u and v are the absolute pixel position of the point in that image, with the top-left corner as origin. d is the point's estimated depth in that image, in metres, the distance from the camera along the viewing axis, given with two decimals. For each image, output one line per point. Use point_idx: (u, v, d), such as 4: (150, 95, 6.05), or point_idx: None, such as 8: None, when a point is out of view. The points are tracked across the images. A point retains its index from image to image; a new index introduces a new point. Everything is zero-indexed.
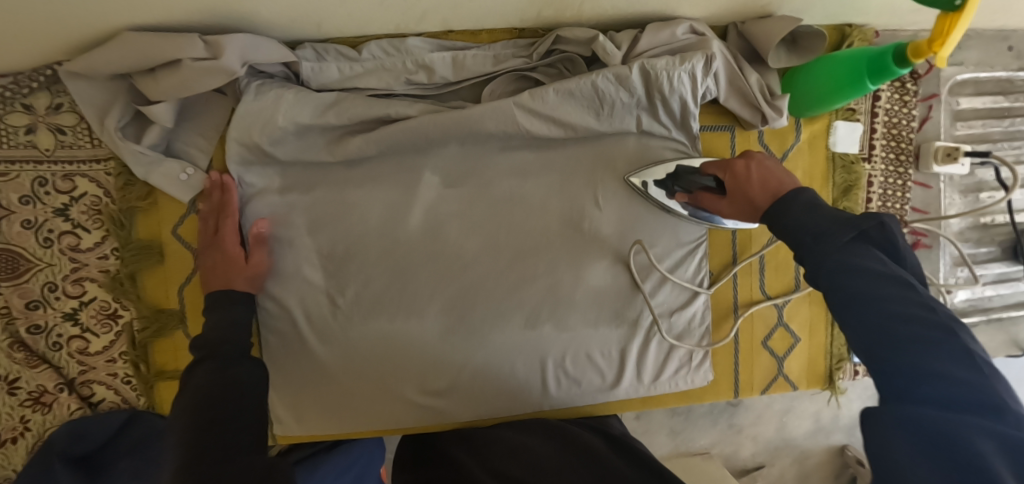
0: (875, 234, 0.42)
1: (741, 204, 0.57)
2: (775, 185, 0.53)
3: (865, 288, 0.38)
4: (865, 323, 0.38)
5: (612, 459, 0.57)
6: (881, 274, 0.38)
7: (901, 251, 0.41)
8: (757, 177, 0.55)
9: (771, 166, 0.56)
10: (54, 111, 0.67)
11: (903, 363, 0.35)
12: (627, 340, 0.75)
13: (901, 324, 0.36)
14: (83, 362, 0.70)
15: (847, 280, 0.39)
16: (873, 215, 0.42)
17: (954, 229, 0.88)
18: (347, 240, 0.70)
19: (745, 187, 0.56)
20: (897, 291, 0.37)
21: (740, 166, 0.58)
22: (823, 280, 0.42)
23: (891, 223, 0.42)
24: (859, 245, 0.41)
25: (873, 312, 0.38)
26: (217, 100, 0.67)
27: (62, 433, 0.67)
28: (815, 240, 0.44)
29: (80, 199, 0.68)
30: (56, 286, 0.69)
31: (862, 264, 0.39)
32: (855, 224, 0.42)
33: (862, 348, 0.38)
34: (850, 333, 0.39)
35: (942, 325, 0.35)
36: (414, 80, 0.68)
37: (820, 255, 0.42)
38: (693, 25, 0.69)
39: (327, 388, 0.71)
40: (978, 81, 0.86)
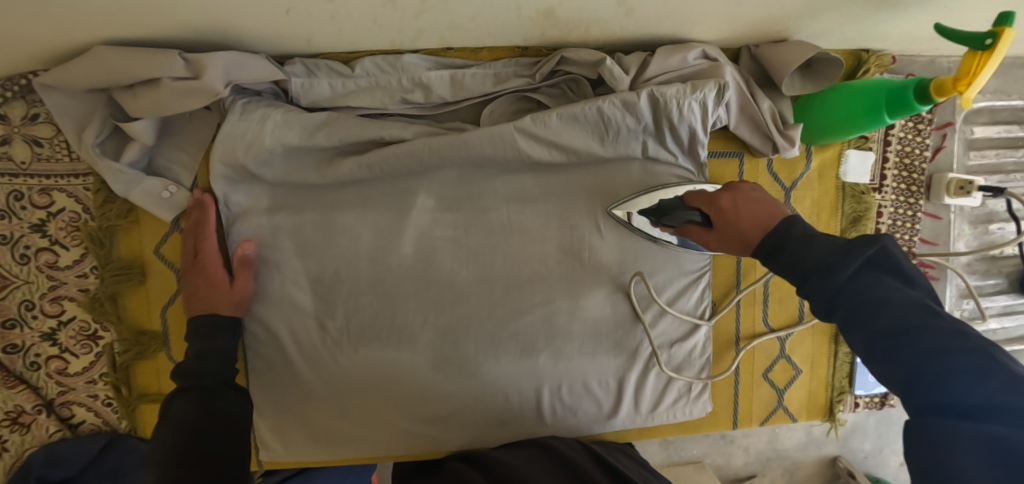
0: (881, 259, 0.39)
1: (731, 240, 0.51)
2: (766, 216, 0.48)
3: (892, 321, 0.36)
4: (900, 358, 0.35)
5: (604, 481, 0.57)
6: (907, 303, 0.36)
7: (909, 271, 0.39)
8: (746, 211, 0.50)
9: (758, 196, 0.51)
10: (30, 122, 0.63)
11: (955, 399, 0.32)
12: (625, 371, 0.74)
13: (944, 357, 0.34)
14: (61, 383, 0.68)
15: (874, 316, 0.37)
16: (873, 239, 0.39)
17: (961, 261, 0.85)
18: (337, 265, 0.67)
19: (735, 222, 0.50)
20: (929, 321, 0.35)
21: (725, 199, 0.53)
22: (840, 315, 0.39)
23: (891, 245, 0.40)
24: (870, 275, 0.38)
25: (906, 346, 0.35)
26: (203, 116, 0.64)
27: (40, 456, 0.65)
28: (820, 274, 0.40)
29: (58, 215, 0.65)
30: (34, 305, 0.66)
31: (884, 297, 0.37)
32: (859, 252, 0.39)
33: (895, 381, 0.36)
34: (880, 366, 0.37)
35: (985, 351, 0.33)
36: (409, 99, 0.64)
37: (834, 289, 0.39)
38: (706, 50, 0.66)
39: (315, 413, 0.70)
40: (995, 109, 0.83)
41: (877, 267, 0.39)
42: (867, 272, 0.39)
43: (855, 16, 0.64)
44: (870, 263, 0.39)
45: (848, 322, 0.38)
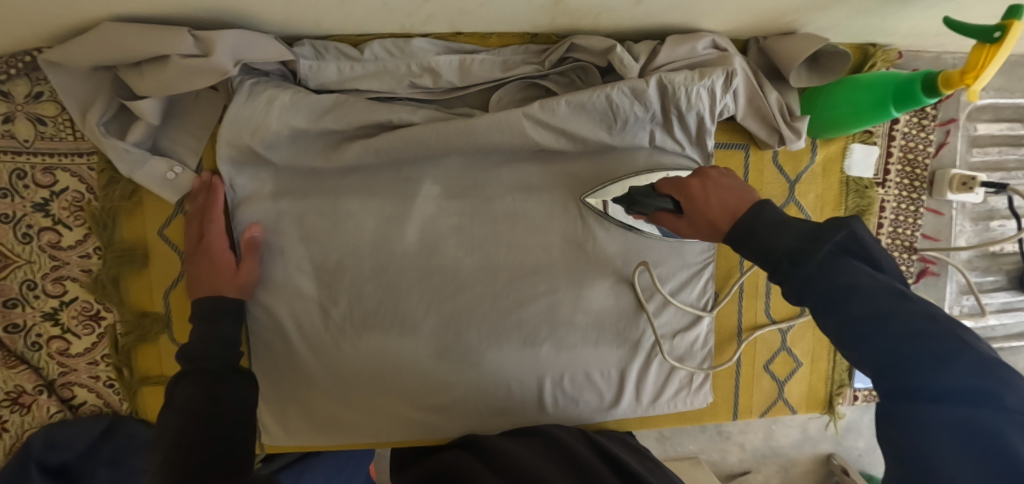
0: (850, 243, 0.39)
1: (702, 227, 0.51)
2: (736, 203, 0.47)
3: (863, 310, 0.36)
4: (871, 346, 0.36)
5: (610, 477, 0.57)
6: (878, 288, 0.36)
7: (876, 255, 0.39)
8: (716, 197, 0.50)
9: (728, 182, 0.50)
10: (34, 100, 0.62)
11: (926, 383, 0.33)
12: (627, 361, 0.74)
13: (912, 342, 0.34)
14: (63, 364, 0.68)
15: (845, 304, 0.37)
16: (842, 224, 0.39)
17: (962, 257, 0.86)
18: (340, 251, 0.67)
19: (704, 208, 0.50)
20: (899, 306, 0.35)
21: (696, 185, 0.52)
22: (813, 302, 0.39)
23: (859, 227, 0.40)
24: (839, 260, 0.39)
25: (877, 333, 0.36)
26: (209, 98, 0.64)
27: (39, 439, 0.65)
28: (791, 262, 0.40)
29: (61, 194, 0.64)
30: (36, 285, 0.65)
31: (854, 284, 0.37)
32: (827, 239, 0.39)
33: (869, 367, 0.37)
34: (853, 353, 0.37)
35: (951, 333, 0.34)
36: (418, 84, 0.64)
37: (804, 277, 0.39)
38: (716, 40, 0.66)
39: (315, 400, 0.70)
40: (998, 107, 0.83)
41: (846, 251, 0.39)
42: (835, 257, 0.39)
43: (865, 9, 0.63)
44: (840, 248, 0.39)
45: (821, 310, 0.39)
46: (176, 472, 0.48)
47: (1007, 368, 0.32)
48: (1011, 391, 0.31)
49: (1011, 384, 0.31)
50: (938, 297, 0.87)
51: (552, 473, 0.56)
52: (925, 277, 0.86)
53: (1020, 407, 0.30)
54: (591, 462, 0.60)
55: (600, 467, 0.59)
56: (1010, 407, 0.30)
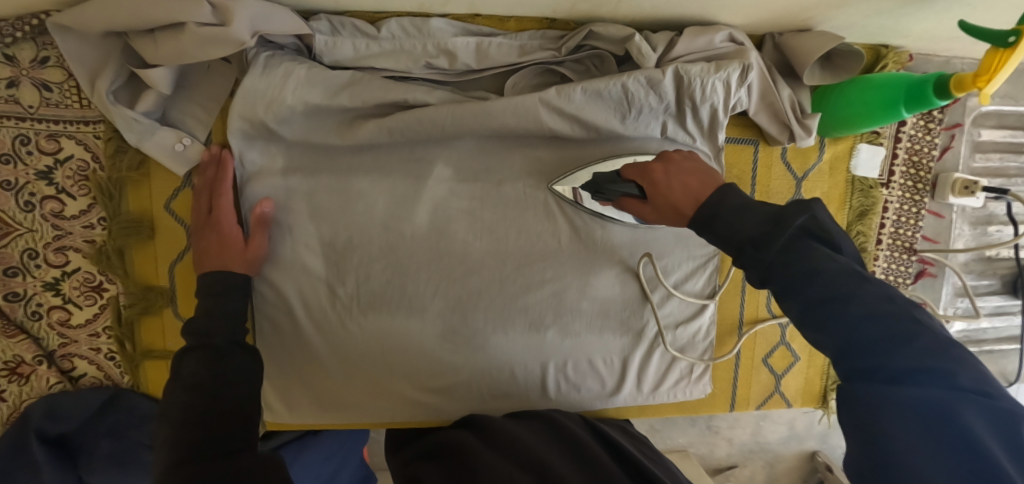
0: (810, 225, 0.40)
1: (666, 211, 0.53)
2: (696, 187, 0.50)
3: (825, 292, 0.37)
4: (832, 327, 0.37)
5: (612, 463, 0.58)
6: (840, 271, 0.37)
7: (834, 235, 0.40)
8: (678, 181, 0.52)
9: (689, 165, 0.53)
10: (39, 65, 0.61)
11: (883, 366, 0.35)
12: (630, 350, 0.75)
13: (872, 324, 0.35)
14: (63, 335, 0.67)
15: (807, 287, 0.38)
16: (805, 207, 0.39)
17: (959, 260, 0.88)
18: (349, 230, 0.66)
19: (667, 193, 0.52)
20: (860, 288, 0.36)
21: (659, 170, 0.54)
22: (775, 285, 0.40)
23: (821, 209, 0.40)
24: (801, 243, 0.39)
25: (838, 314, 0.37)
26: (221, 70, 0.63)
27: (40, 409, 0.64)
28: (754, 247, 0.40)
29: (65, 163, 0.63)
30: (37, 254, 0.64)
31: (816, 266, 0.37)
32: (790, 223, 0.39)
33: (828, 347, 0.38)
34: (813, 333, 0.39)
35: (908, 314, 0.35)
36: (434, 65, 0.63)
37: (767, 262, 0.39)
38: (733, 33, 0.66)
39: (318, 379, 0.70)
40: (1002, 114, 0.84)
41: (805, 233, 0.40)
42: (796, 242, 0.39)
43: (884, 9, 0.64)
44: (803, 231, 0.40)
45: (784, 293, 0.39)
46: (183, 442, 0.47)
47: (957, 346, 0.34)
48: (962, 369, 0.33)
49: (961, 362, 0.33)
50: (933, 298, 0.88)
51: (552, 455, 0.57)
52: (923, 278, 0.87)
53: (971, 384, 0.33)
54: (588, 443, 0.61)
55: (599, 450, 0.60)
56: (962, 385, 0.33)
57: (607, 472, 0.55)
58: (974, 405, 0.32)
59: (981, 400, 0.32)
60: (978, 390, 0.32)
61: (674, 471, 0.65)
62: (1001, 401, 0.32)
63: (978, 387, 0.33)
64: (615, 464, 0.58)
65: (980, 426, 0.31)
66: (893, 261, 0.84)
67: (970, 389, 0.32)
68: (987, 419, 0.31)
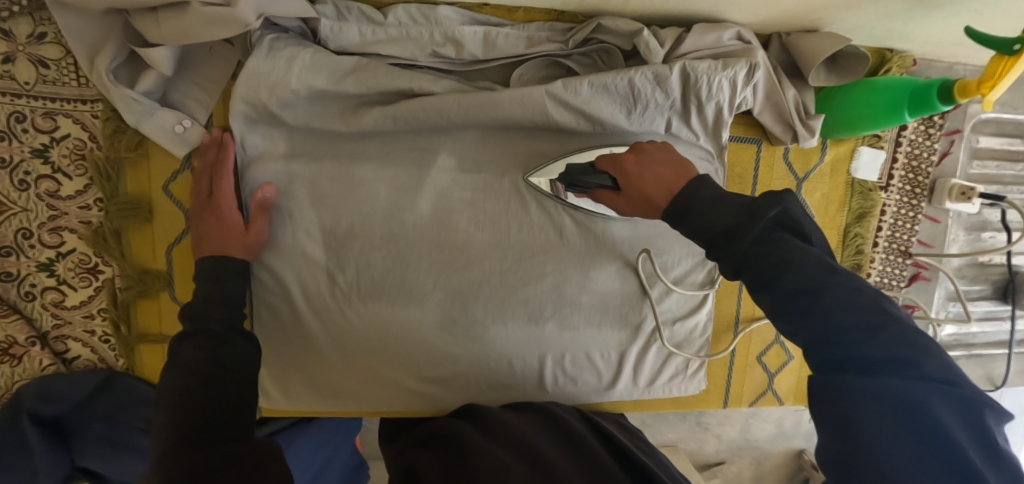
0: (781, 216, 0.41)
1: (638, 203, 0.54)
2: (668, 178, 0.51)
3: (799, 284, 0.38)
4: (805, 318, 0.37)
5: (604, 450, 0.59)
6: (811, 262, 0.38)
7: (805, 228, 0.41)
8: (650, 173, 0.54)
9: (662, 157, 0.55)
10: (36, 41, 0.59)
11: (854, 356, 0.35)
12: (627, 344, 0.75)
13: (843, 315, 0.36)
14: (58, 316, 0.66)
15: (781, 278, 0.38)
16: (776, 200, 0.41)
17: (953, 264, 0.89)
18: (350, 217, 0.66)
19: (640, 184, 0.54)
20: (831, 280, 0.37)
21: (631, 161, 0.56)
22: (750, 277, 0.40)
23: (792, 204, 0.42)
24: (774, 234, 0.41)
25: (811, 305, 0.37)
26: (223, 52, 0.62)
27: (33, 390, 0.64)
28: (727, 238, 0.41)
29: (62, 141, 0.62)
30: (31, 234, 0.63)
31: (790, 258, 0.38)
32: (762, 215, 0.40)
33: (800, 338, 0.39)
34: (786, 324, 0.39)
35: (877, 305, 0.36)
36: (440, 53, 0.63)
37: (740, 253, 0.40)
38: (741, 32, 0.66)
39: (316, 367, 0.69)
40: (1001, 121, 0.85)
41: (778, 224, 0.41)
42: (769, 233, 0.41)
43: (891, 12, 0.64)
44: (775, 223, 0.41)
45: (757, 284, 0.40)
46: (181, 428, 0.46)
47: (923, 336, 0.36)
48: (927, 358, 0.34)
49: (926, 352, 0.35)
50: (926, 301, 0.89)
51: (543, 442, 0.58)
52: (916, 282, 0.88)
53: (935, 372, 0.34)
54: (580, 431, 0.62)
55: (590, 438, 0.61)
56: (927, 374, 0.34)
57: (599, 459, 0.56)
58: (940, 393, 0.33)
59: (944, 389, 0.33)
60: (942, 378, 0.34)
61: (663, 460, 0.67)
62: (962, 388, 0.34)
63: (942, 375, 0.34)
64: (606, 451, 0.59)
65: (945, 414, 0.32)
66: (888, 265, 0.85)
67: (935, 377, 0.34)
68: (952, 407, 0.33)
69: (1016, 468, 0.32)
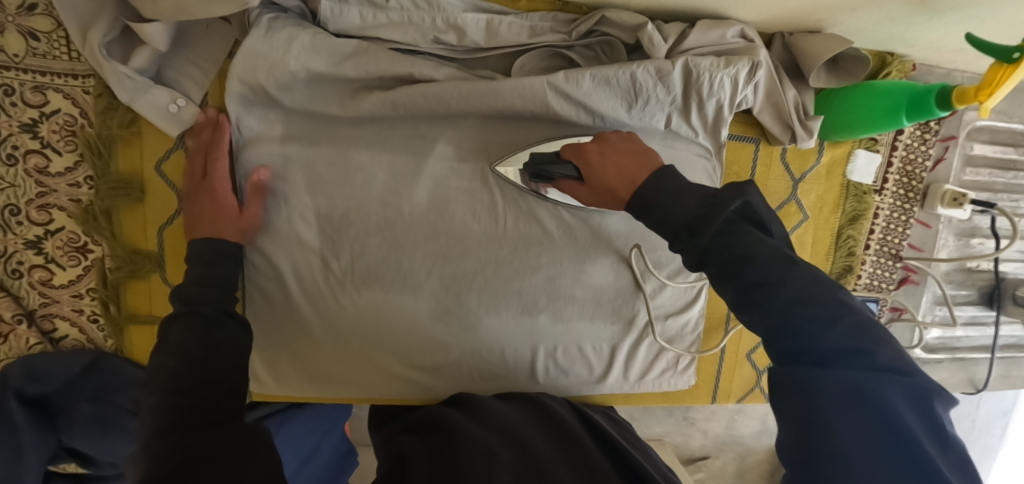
0: (743, 210, 0.43)
1: (601, 193, 0.56)
2: (629, 169, 0.53)
3: (757, 276, 0.40)
4: (766, 308, 0.39)
5: (587, 435, 0.61)
6: (771, 256, 0.40)
7: (765, 219, 0.43)
8: (612, 163, 0.55)
9: (623, 147, 0.56)
10: (26, 12, 0.58)
11: (811, 347, 0.37)
12: (619, 338, 0.76)
13: (800, 307, 0.38)
14: (45, 294, 0.65)
15: (742, 271, 0.40)
16: (740, 195, 0.42)
17: (941, 269, 0.90)
18: (347, 203, 0.65)
19: (603, 175, 0.55)
20: (789, 272, 0.39)
21: (593, 151, 0.58)
22: (712, 269, 0.42)
23: (754, 200, 0.43)
24: (737, 226, 0.42)
25: (771, 296, 0.39)
26: (220, 30, 0.61)
27: (18, 369, 0.63)
28: (689, 233, 0.43)
29: (52, 117, 0.61)
30: (19, 211, 0.62)
31: (751, 252, 0.40)
32: (724, 207, 0.42)
33: (761, 328, 0.41)
34: (749, 315, 0.41)
35: (833, 296, 0.38)
36: (442, 40, 0.62)
37: (702, 247, 0.42)
38: (745, 29, 0.66)
39: (308, 352, 0.69)
40: (996, 129, 0.86)
41: (744, 217, 0.43)
42: (732, 226, 0.42)
43: (894, 16, 0.64)
44: (737, 216, 0.43)
45: (720, 275, 0.42)
46: (171, 409, 0.46)
47: (878, 327, 0.37)
48: (880, 348, 0.36)
49: (880, 342, 0.36)
50: (914, 304, 0.91)
51: (525, 426, 0.60)
52: (905, 285, 0.90)
53: (888, 362, 0.36)
54: (562, 416, 0.64)
55: (572, 423, 0.63)
56: (881, 363, 0.36)
57: (581, 442, 0.58)
58: (891, 381, 0.35)
59: (897, 377, 0.35)
60: (895, 368, 0.36)
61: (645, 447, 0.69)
62: (915, 377, 0.35)
63: (895, 364, 0.36)
64: (588, 436, 0.61)
65: (896, 400, 0.34)
66: (879, 267, 0.86)
67: (888, 366, 0.35)
68: (904, 393, 0.35)
69: (965, 452, 0.34)
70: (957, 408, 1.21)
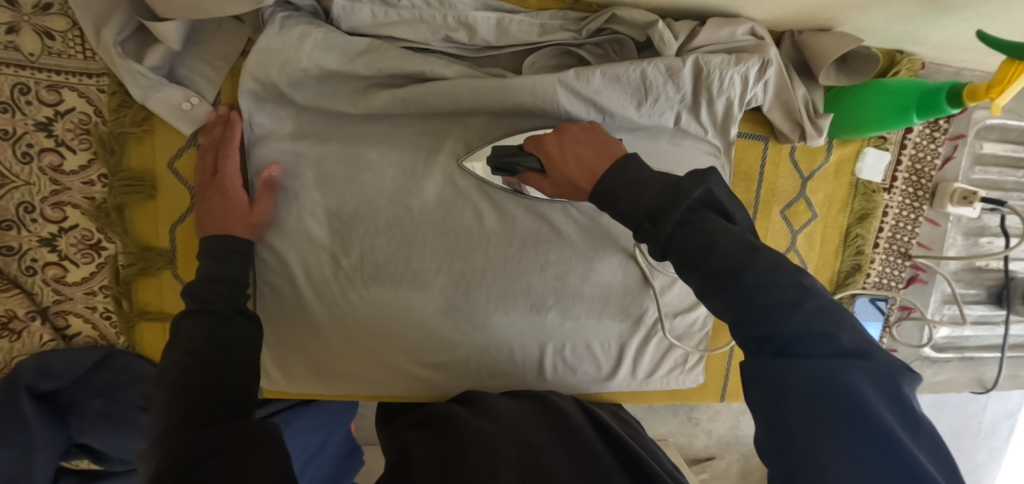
0: (707, 198, 0.45)
1: (563, 185, 0.56)
2: (589, 161, 0.53)
3: (721, 263, 0.40)
4: (729, 295, 0.40)
5: (583, 426, 0.62)
6: (734, 245, 0.41)
7: (727, 207, 0.45)
8: (572, 154, 0.55)
9: (584, 137, 0.56)
10: (43, 12, 0.58)
11: (776, 333, 0.38)
12: (627, 336, 0.76)
13: (764, 293, 0.38)
14: (58, 291, 0.65)
15: (704, 261, 0.41)
16: (701, 182, 0.44)
17: (950, 268, 0.89)
18: (356, 201, 0.65)
19: (564, 166, 0.55)
20: (752, 260, 0.40)
21: (553, 142, 0.57)
22: (675, 256, 0.43)
23: (714, 187, 0.45)
24: (698, 214, 0.44)
25: (735, 282, 0.40)
26: (233, 28, 0.61)
27: (31, 365, 0.63)
28: (651, 222, 0.44)
29: (67, 115, 0.61)
30: (33, 208, 0.62)
31: (713, 240, 0.41)
32: (685, 196, 0.43)
33: (729, 317, 0.41)
34: (715, 303, 0.41)
35: (796, 281, 0.39)
36: (452, 38, 0.62)
37: (665, 236, 0.43)
38: (755, 27, 0.66)
39: (318, 348, 0.69)
40: (1006, 128, 0.86)
41: (710, 206, 0.45)
42: (692, 214, 0.43)
43: (904, 15, 0.64)
44: (699, 204, 0.44)
45: (683, 264, 0.43)
46: (179, 406, 0.46)
47: (838, 310, 0.38)
48: (841, 330, 0.37)
49: (841, 325, 0.37)
50: (923, 303, 0.90)
51: (523, 419, 0.61)
52: (913, 284, 0.89)
53: (850, 343, 0.37)
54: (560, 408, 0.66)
55: (570, 414, 0.64)
56: (844, 346, 0.36)
57: (577, 434, 0.59)
58: (855, 364, 0.36)
59: (860, 361, 0.36)
60: (856, 350, 0.37)
61: (641, 434, 0.70)
62: (876, 358, 0.36)
63: (856, 347, 0.37)
64: (586, 426, 0.62)
65: (862, 383, 0.35)
66: (887, 266, 0.86)
67: (851, 349, 0.36)
68: (867, 377, 0.35)
69: (931, 431, 0.35)
70: (965, 410, 1.21)
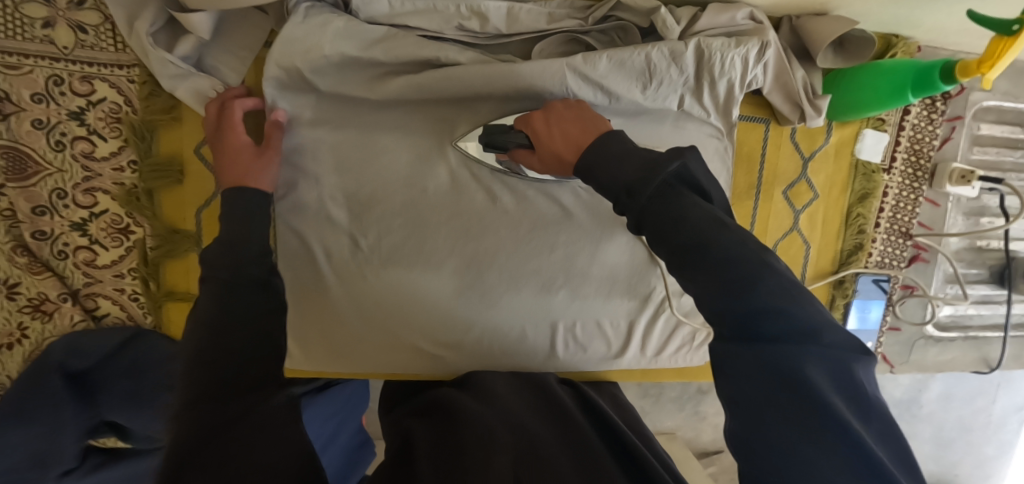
0: (682, 174, 0.46)
1: (550, 161, 0.57)
2: (575, 136, 0.54)
3: (688, 237, 0.42)
4: (698, 268, 0.42)
5: (574, 411, 0.65)
6: (703, 218, 0.42)
7: (703, 185, 0.46)
8: (558, 131, 0.56)
9: (568, 115, 0.57)
10: (76, 6, 0.61)
11: (739, 313, 0.40)
12: (636, 313, 0.78)
13: (730, 267, 0.40)
14: (89, 274, 0.68)
15: (677, 231, 0.42)
16: (677, 155, 0.45)
17: (951, 247, 0.92)
18: (372, 184, 0.68)
19: (549, 142, 0.56)
20: (719, 234, 0.41)
21: (539, 119, 0.58)
22: (647, 229, 0.45)
23: (688, 162, 0.46)
24: (670, 189, 0.44)
25: (703, 256, 0.41)
26: (256, 20, 0.65)
27: (60, 346, 0.66)
28: (629, 194, 0.45)
29: (98, 105, 0.64)
30: (66, 194, 0.65)
31: (684, 213, 0.42)
32: (660, 170, 0.44)
33: (698, 293, 0.43)
34: (686, 277, 0.43)
35: (758, 257, 0.40)
36: (465, 26, 0.65)
37: (639, 208, 0.44)
38: (754, 12, 0.69)
39: (336, 328, 0.72)
40: (1002, 110, 0.88)
41: (681, 180, 0.46)
42: (667, 189, 0.44)
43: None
44: (673, 179, 0.45)
45: (656, 236, 0.44)
46: (200, 383, 0.50)
47: (796, 287, 0.40)
48: (797, 307, 0.39)
49: (799, 304, 0.39)
50: (925, 282, 0.92)
51: (517, 406, 0.63)
52: (915, 263, 0.91)
53: (805, 319, 0.39)
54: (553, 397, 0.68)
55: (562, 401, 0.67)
56: (799, 324, 0.38)
57: (569, 418, 0.62)
58: (808, 345, 0.38)
59: (813, 343, 0.38)
60: (810, 330, 0.39)
61: (635, 417, 0.73)
62: (828, 335, 0.39)
63: (810, 326, 0.39)
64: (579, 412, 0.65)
65: (813, 365, 0.38)
66: (889, 245, 0.88)
67: (805, 328, 0.39)
68: (818, 357, 0.38)
69: (875, 403, 0.39)
70: (973, 403, 1.22)
